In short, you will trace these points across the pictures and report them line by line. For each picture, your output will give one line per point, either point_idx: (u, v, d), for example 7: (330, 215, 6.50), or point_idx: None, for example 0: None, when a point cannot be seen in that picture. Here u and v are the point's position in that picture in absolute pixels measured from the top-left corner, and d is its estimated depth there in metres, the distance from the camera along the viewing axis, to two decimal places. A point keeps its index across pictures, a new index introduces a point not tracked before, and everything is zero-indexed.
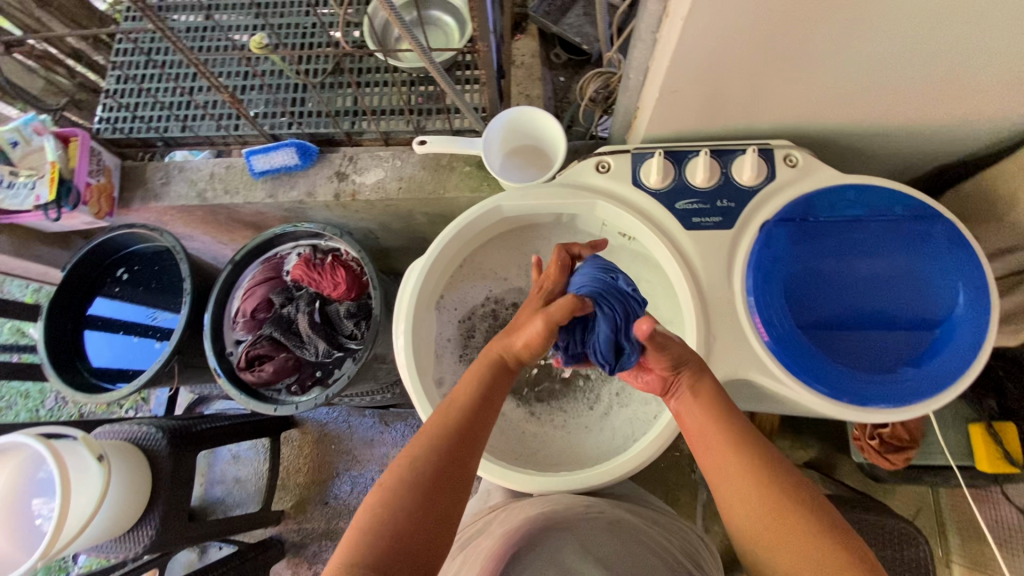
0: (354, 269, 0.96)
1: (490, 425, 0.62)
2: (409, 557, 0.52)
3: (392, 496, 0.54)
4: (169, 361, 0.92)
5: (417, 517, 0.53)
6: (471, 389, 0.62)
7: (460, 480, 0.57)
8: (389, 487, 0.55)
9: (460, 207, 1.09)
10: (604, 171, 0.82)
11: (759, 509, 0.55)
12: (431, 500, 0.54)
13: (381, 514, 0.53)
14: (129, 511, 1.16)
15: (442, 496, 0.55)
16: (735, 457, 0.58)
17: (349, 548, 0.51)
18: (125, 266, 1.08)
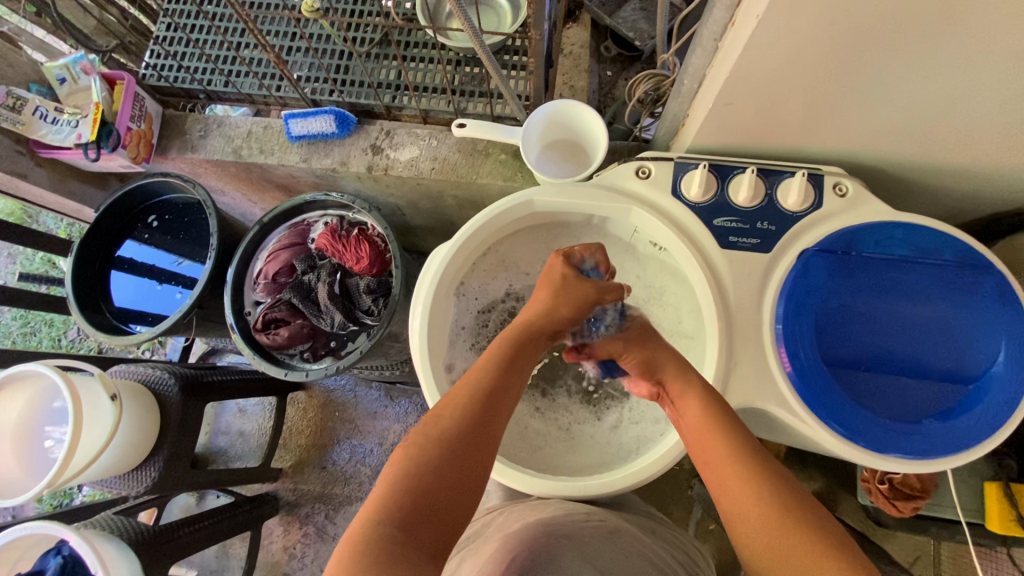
0: (379, 245, 0.95)
1: (515, 390, 0.66)
2: (433, 514, 0.53)
3: (419, 453, 0.57)
4: (188, 313, 0.93)
5: (443, 476, 0.56)
6: (496, 362, 0.66)
7: (484, 444, 0.60)
8: (416, 445, 0.58)
9: (491, 194, 1.08)
10: (644, 177, 0.79)
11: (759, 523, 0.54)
12: (456, 459, 0.57)
13: (408, 467, 0.56)
14: (136, 451, 1.19)
15: (467, 456, 0.58)
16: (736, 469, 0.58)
17: (376, 504, 0.53)
18: (155, 214, 1.09)
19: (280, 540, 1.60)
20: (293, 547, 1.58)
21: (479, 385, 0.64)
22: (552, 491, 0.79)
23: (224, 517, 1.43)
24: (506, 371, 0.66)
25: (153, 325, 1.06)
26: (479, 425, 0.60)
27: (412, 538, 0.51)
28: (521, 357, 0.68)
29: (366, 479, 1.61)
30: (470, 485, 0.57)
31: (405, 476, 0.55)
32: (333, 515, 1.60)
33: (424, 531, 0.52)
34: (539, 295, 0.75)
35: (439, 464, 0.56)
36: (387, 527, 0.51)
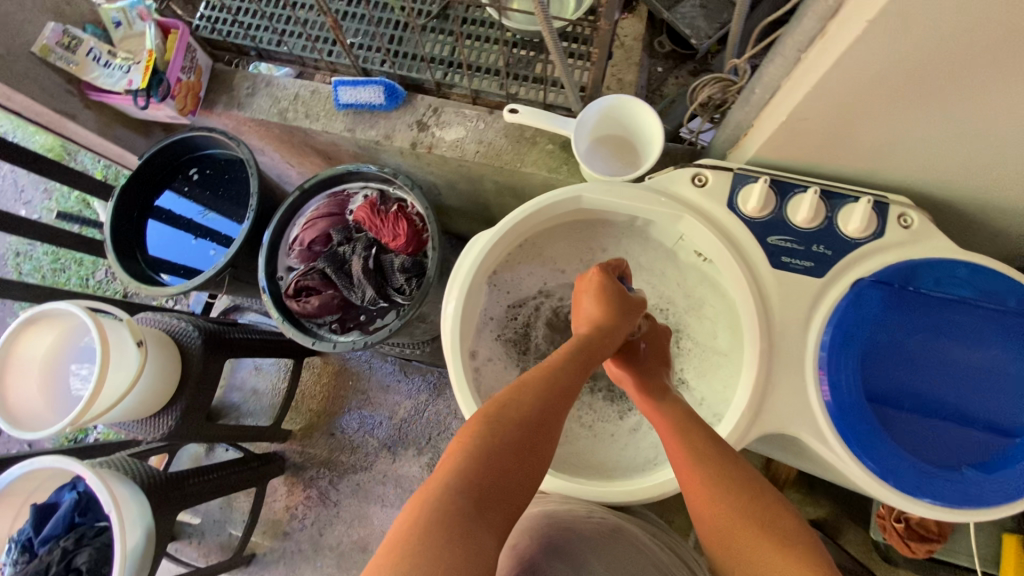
0: (416, 224, 0.95)
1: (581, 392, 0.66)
2: (499, 495, 0.54)
3: (494, 435, 0.57)
4: (222, 271, 0.93)
5: (513, 459, 0.56)
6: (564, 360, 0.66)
7: (548, 438, 0.60)
8: (488, 425, 0.58)
9: (532, 184, 1.06)
10: (700, 185, 0.76)
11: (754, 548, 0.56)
12: (524, 446, 0.57)
13: (482, 445, 0.56)
14: (155, 399, 1.21)
15: (534, 446, 0.58)
16: (727, 494, 0.61)
17: (445, 479, 0.53)
18: (198, 167, 1.09)
19: (283, 499, 1.63)
20: (295, 508, 1.61)
21: (550, 378, 0.64)
22: (563, 489, 0.79)
23: (234, 470, 1.46)
24: (577, 373, 0.66)
25: (185, 278, 1.06)
26: (548, 419, 0.61)
27: (481, 515, 0.51)
28: (591, 358, 0.68)
29: (373, 450, 1.62)
30: (533, 476, 0.57)
31: (479, 453, 0.55)
32: (337, 482, 1.62)
33: (492, 510, 0.52)
34: (588, 301, 0.76)
35: (510, 448, 0.56)
36: (462, 501, 0.51)
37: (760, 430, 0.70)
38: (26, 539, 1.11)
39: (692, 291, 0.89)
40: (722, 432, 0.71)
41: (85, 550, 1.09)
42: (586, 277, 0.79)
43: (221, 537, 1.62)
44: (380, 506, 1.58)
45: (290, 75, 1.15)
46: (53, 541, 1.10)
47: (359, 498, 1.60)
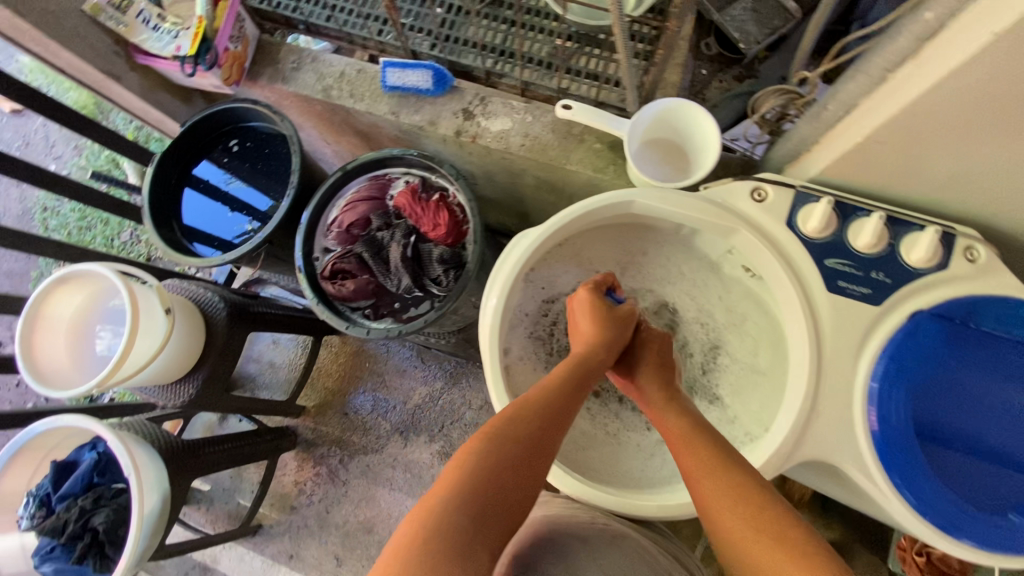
0: (455, 213, 0.93)
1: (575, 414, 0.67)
2: (497, 513, 0.54)
3: (489, 455, 0.57)
4: (258, 246, 0.93)
5: (512, 476, 0.57)
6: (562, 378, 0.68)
7: (545, 455, 0.61)
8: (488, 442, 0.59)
9: (575, 182, 1.03)
10: (759, 200, 0.74)
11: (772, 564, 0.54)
12: (523, 463, 0.59)
13: (483, 461, 0.57)
14: (177, 366, 1.20)
15: (532, 462, 0.59)
16: (736, 503, 0.59)
17: (442, 496, 0.54)
18: (238, 139, 1.08)
19: (292, 474, 1.64)
20: (304, 483, 1.63)
21: (546, 396, 0.65)
22: (585, 495, 0.77)
23: (248, 442, 1.47)
24: (569, 393, 0.67)
25: (219, 250, 1.06)
26: (545, 437, 0.62)
27: (479, 530, 0.52)
28: (583, 382, 0.69)
29: (385, 433, 1.62)
30: (527, 496, 0.58)
31: (480, 469, 0.56)
32: (347, 461, 1.62)
33: (490, 525, 0.53)
34: (581, 320, 0.78)
35: (509, 463, 0.57)
36: (461, 516, 0.52)
37: (801, 456, 0.69)
38: (43, 495, 1.12)
39: (733, 305, 0.87)
40: (760, 454, 0.70)
41: (103, 511, 1.10)
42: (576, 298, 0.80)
43: (229, 506, 1.63)
44: (388, 488, 1.59)
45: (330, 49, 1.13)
46: (70, 499, 1.11)
47: (368, 479, 1.61)
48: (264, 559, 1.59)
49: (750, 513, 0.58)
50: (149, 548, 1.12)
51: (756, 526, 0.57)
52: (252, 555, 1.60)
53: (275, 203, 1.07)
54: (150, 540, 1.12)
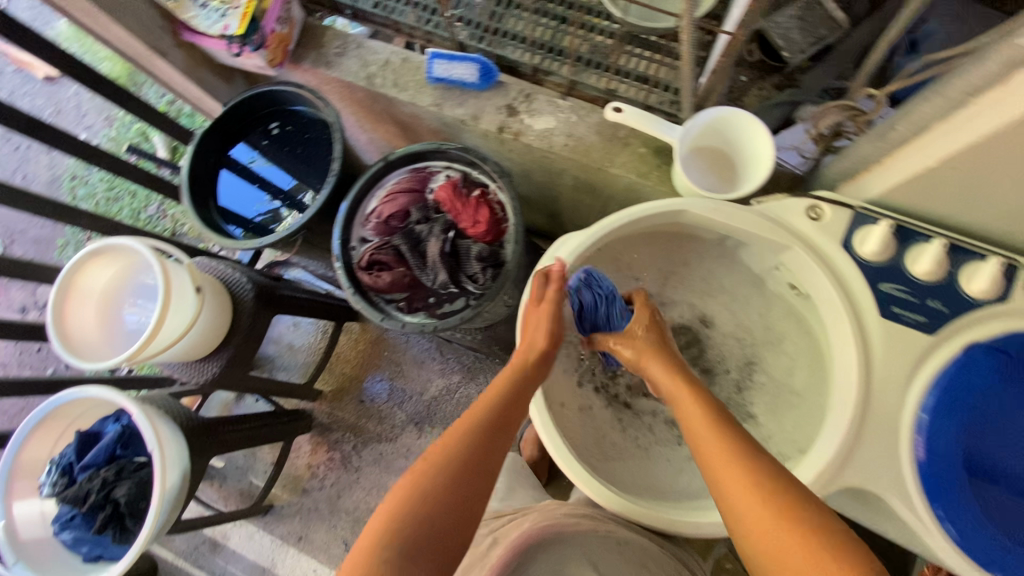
0: (494, 212, 0.92)
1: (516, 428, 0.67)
2: (432, 540, 0.55)
3: (424, 480, 0.58)
4: (296, 232, 0.92)
5: (446, 503, 0.57)
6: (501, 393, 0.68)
7: (487, 473, 0.61)
8: (417, 473, 0.59)
9: (615, 186, 1.02)
10: (814, 219, 0.72)
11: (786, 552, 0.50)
12: (458, 486, 0.59)
13: (414, 492, 0.57)
14: (202, 344, 1.20)
15: (470, 483, 0.59)
16: (745, 481, 0.55)
17: (374, 533, 0.55)
18: (279, 122, 1.07)
19: (306, 457, 1.65)
20: (317, 467, 1.64)
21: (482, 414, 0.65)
22: (620, 509, 0.76)
23: (267, 422, 1.49)
24: (502, 409, 0.67)
25: (253, 235, 1.06)
26: (484, 455, 0.62)
27: (411, 563, 0.53)
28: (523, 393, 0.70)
29: (400, 422, 1.63)
30: (469, 517, 0.58)
31: (409, 500, 0.57)
32: (360, 448, 1.63)
33: (424, 555, 0.54)
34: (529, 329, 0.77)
35: (442, 489, 0.58)
36: (389, 550, 0.53)
37: (842, 482, 0.68)
38: (66, 464, 1.13)
39: (774, 323, 0.86)
40: (799, 477, 0.69)
41: (126, 484, 1.11)
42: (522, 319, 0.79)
43: (241, 484, 1.65)
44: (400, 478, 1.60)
45: (366, 34, 1.13)
46: (93, 469, 1.12)
47: (381, 467, 1.61)
48: (274, 539, 1.61)
49: (758, 494, 0.54)
50: (168, 522, 1.12)
51: (766, 508, 0.53)
52: (262, 534, 1.62)
53: (297, 183, 1.07)
54: (169, 515, 1.12)
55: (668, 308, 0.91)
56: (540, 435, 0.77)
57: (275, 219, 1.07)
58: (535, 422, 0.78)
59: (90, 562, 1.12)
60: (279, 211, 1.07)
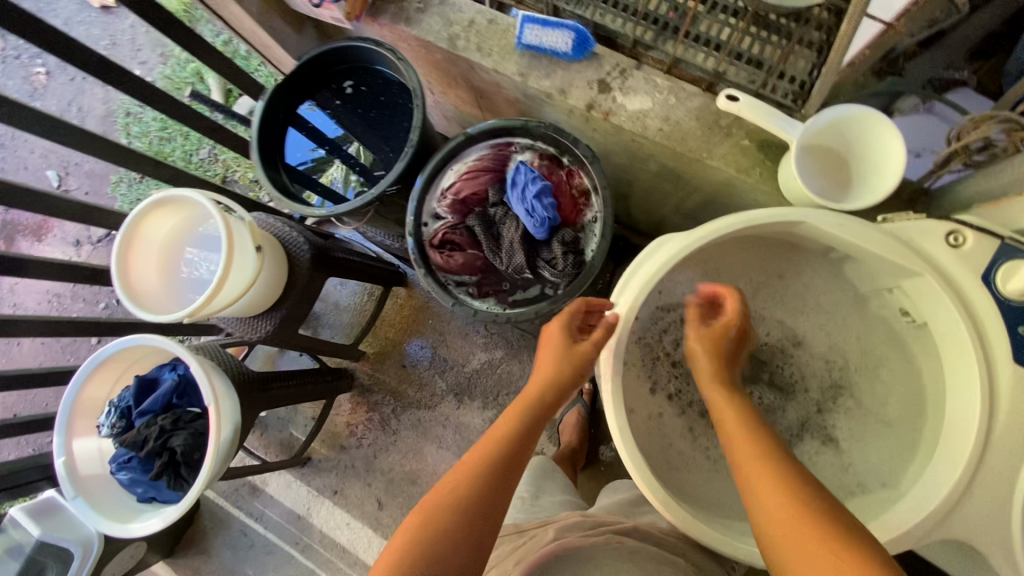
0: (575, 198, 0.85)
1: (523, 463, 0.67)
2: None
3: (430, 522, 0.59)
4: (370, 203, 0.89)
5: (455, 542, 0.58)
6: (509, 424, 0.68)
7: (493, 511, 0.61)
8: (421, 513, 0.60)
9: (705, 178, 0.95)
10: (953, 245, 0.65)
11: (813, 561, 0.48)
12: (467, 523, 0.59)
13: (422, 534, 0.58)
14: (259, 302, 1.19)
15: (480, 521, 0.60)
16: (782, 493, 0.53)
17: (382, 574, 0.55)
18: (354, 81, 1.01)
19: (345, 415, 1.68)
20: (355, 426, 1.67)
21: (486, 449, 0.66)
22: (706, 536, 0.67)
23: (312, 379, 1.50)
24: (512, 439, 0.67)
25: (319, 197, 1.04)
26: (491, 492, 0.62)
27: None
28: (531, 428, 0.69)
29: (440, 391, 1.62)
30: (482, 553, 0.59)
31: (418, 541, 0.57)
32: (399, 412, 1.65)
33: None
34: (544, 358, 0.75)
35: (450, 530, 0.58)
36: None
37: (943, 533, 0.64)
38: (125, 407, 1.15)
39: (871, 348, 0.81)
40: (899, 523, 0.65)
41: (182, 434, 1.11)
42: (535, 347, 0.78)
43: (282, 434, 1.69)
44: (435, 446, 1.61)
45: None
46: (150, 417, 1.14)
47: (418, 432, 1.63)
48: (310, 490, 1.66)
49: (785, 495, 0.53)
50: (221, 473, 1.13)
51: (793, 508, 0.52)
52: (299, 484, 1.67)
53: (345, 135, 1.05)
54: (220, 466, 1.14)
55: (756, 321, 0.87)
56: (616, 442, 0.72)
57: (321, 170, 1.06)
58: (613, 425, 0.73)
59: (146, 501, 1.16)
60: (324, 160, 1.06)
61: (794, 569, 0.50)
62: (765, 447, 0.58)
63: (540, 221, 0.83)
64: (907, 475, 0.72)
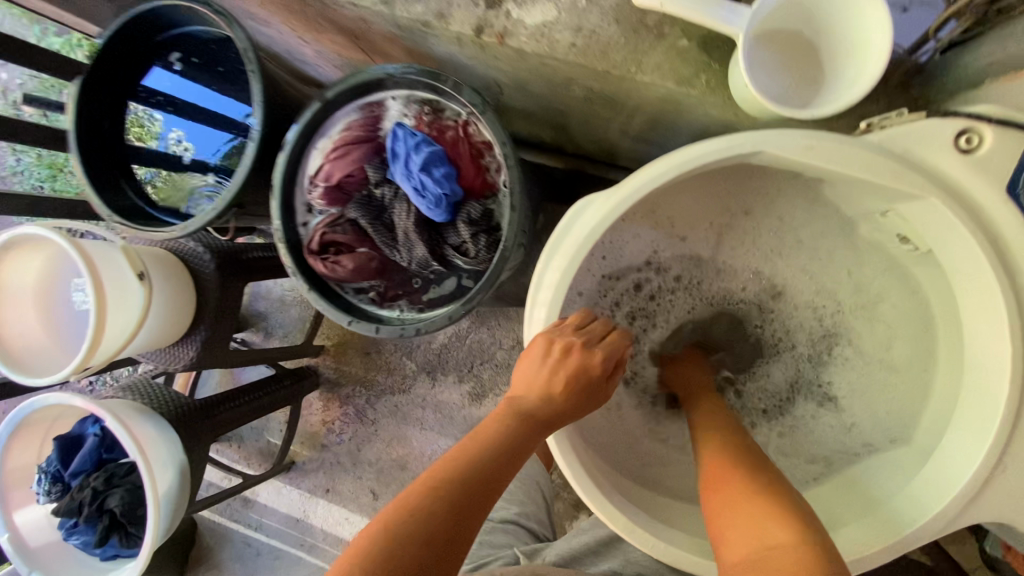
0: (476, 159, 0.67)
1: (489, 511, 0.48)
2: None
3: None
4: (226, 211, 0.71)
5: None
6: (480, 456, 0.50)
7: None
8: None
9: (641, 96, 0.75)
10: (966, 150, 0.49)
11: (742, 513, 0.52)
12: None
13: None
14: (168, 332, 1.01)
15: None
16: (729, 460, 0.58)
17: None
18: (179, 53, 0.78)
19: (319, 413, 1.57)
20: (332, 423, 1.57)
21: (442, 491, 0.47)
22: (692, 564, 0.56)
23: (269, 390, 1.37)
24: (477, 481, 0.48)
25: (215, 179, 0.82)
26: (442, 558, 0.44)
27: None
28: (507, 462, 0.50)
29: (411, 372, 1.51)
30: None
31: None
32: (374, 401, 1.54)
33: None
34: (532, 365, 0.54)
35: None
36: None
37: (971, 517, 0.52)
38: (55, 471, 1.04)
39: (865, 282, 0.66)
40: (920, 507, 0.53)
41: (117, 493, 1.01)
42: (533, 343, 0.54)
43: (260, 443, 1.60)
44: (418, 428, 1.52)
45: None
46: (82, 478, 1.03)
47: (398, 418, 1.53)
48: (302, 492, 1.59)
49: (731, 463, 0.57)
50: (170, 527, 1.04)
51: (737, 474, 0.56)
52: (290, 488, 1.60)
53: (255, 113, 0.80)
54: (171, 518, 1.04)
55: (727, 276, 0.73)
56: (565, 473, 0.55)
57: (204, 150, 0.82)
58: (563, 462, 0.55)
59: (110, 559, 1.08)
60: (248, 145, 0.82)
61: (724, 522, 0.53)
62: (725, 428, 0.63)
63: (431, 198, 0.65)
64: (921, 429, 0.61)
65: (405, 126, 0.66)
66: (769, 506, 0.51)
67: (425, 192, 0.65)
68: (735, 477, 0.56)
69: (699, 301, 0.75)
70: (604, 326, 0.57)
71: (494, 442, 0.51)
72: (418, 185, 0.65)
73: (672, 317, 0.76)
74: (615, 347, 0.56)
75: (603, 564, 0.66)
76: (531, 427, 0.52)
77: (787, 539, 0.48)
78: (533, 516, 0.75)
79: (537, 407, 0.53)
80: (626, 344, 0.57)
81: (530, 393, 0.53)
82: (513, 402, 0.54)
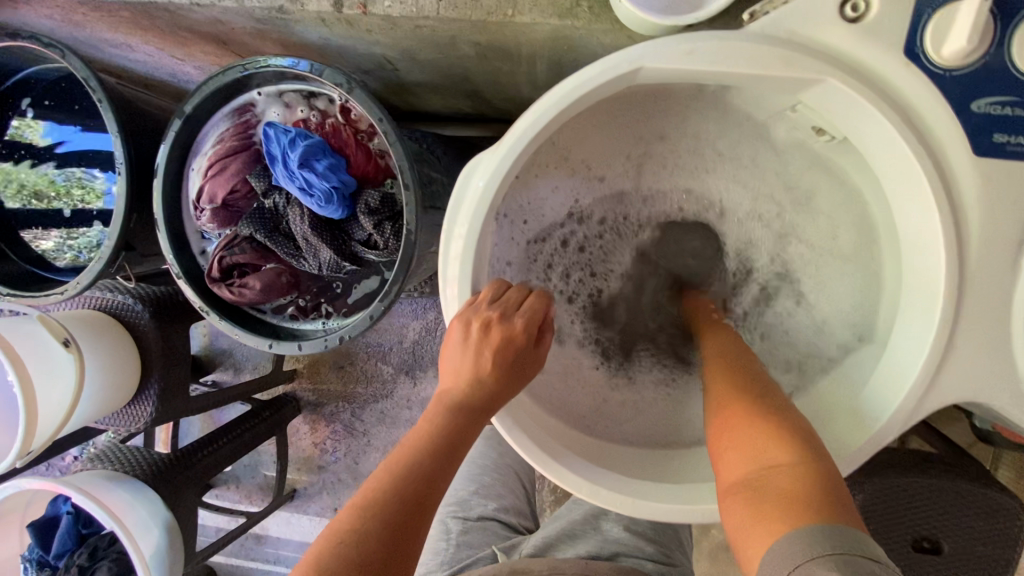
0: (364, 142, 0.62)
1: (432, 513, 0.46)
2: None
3: None
4: (114, 259, 0.65)
5: None
6: (415, 459, 0.47)
7: None
8: None
9: (531, 41, 0.69)
10: (857, 17, 0.45)
11: (743, 431, 0.49)
12: None
13: None
14: (118, 393, 0.84)
15: None
16: (733, 379, 0.54)
17: None
18: (30, 99, 0.73)
19: (308, 437, 1.43)
20: (323, 443, 1.42)
21: (376, 505, 0.44)
22: (668, 517, 0.52)
23: (247, 425, 1.23)
24: (414, 485, 0.45)
25: (102, 227, 0.75)
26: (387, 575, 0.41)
27: None
28: (444, 460, 0.48)
29: (389, 376, 1.38)
30: None
31: None
32: (359, 412, 1.40)
33: None
34: (455, 351, 0.51)
35: None
36: None
37: (934, 403, 0.49)
38: (39, 557, 0.93)
39: (797, 178, 0.63)
40: (882, 401, 0.50)
41: (104, 565, 0.89)
42: (450, 328, 0.51)
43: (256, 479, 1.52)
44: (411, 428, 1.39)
45: None
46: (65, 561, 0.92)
47: (388, 424, 1.40)
48: (312, 518, 1.44)
49: (732, 383, 0.54)
50: None
51: (740, 391, 0.52)
52: (298, 515, 1.44)
53: None
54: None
55: (657, 201, 0.69)
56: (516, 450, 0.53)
57: (84, 197, 0.75)
58: (509, 438, 0.53)
59: None
60: None
61: (723, 438, 0.51)
62: (730, 350, 0.59)
63: (321, 197, 0.61)
64: (882, 315, 0.57)
65: (274, 126, 0.61)
66: (773, 425, 0.47)
67: (314, 193, 0.60)
68: (736, 396, 0.52)
69: (626, 243, 0.71)
70: (521, 291, 0.54)
71: (427, 441, 0.48)
72: (302, 186, 0.60)
73: (606, 262, 0.71)
74: (538, 312, 0.53)
75: (579, 545, 0.70)
76: (462, 416, 0.49)
77: (788, 458, 0.45)
78: (511, 509, 0.80)
79: (466, 395, 0.49)
80: (547, 308, 0.54)
81: (458, 382, 0.50)
82: (444, 393, 0.51)
